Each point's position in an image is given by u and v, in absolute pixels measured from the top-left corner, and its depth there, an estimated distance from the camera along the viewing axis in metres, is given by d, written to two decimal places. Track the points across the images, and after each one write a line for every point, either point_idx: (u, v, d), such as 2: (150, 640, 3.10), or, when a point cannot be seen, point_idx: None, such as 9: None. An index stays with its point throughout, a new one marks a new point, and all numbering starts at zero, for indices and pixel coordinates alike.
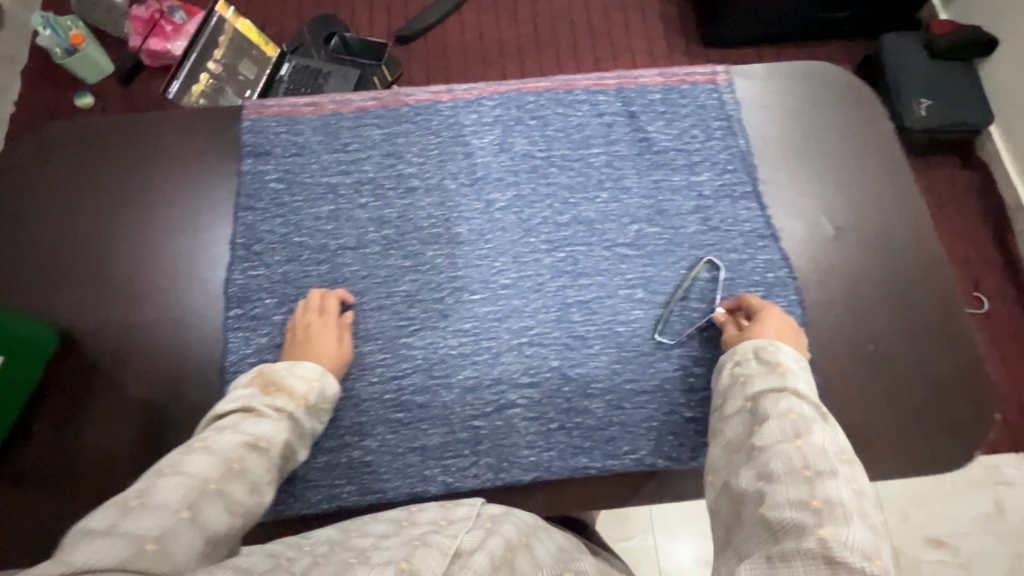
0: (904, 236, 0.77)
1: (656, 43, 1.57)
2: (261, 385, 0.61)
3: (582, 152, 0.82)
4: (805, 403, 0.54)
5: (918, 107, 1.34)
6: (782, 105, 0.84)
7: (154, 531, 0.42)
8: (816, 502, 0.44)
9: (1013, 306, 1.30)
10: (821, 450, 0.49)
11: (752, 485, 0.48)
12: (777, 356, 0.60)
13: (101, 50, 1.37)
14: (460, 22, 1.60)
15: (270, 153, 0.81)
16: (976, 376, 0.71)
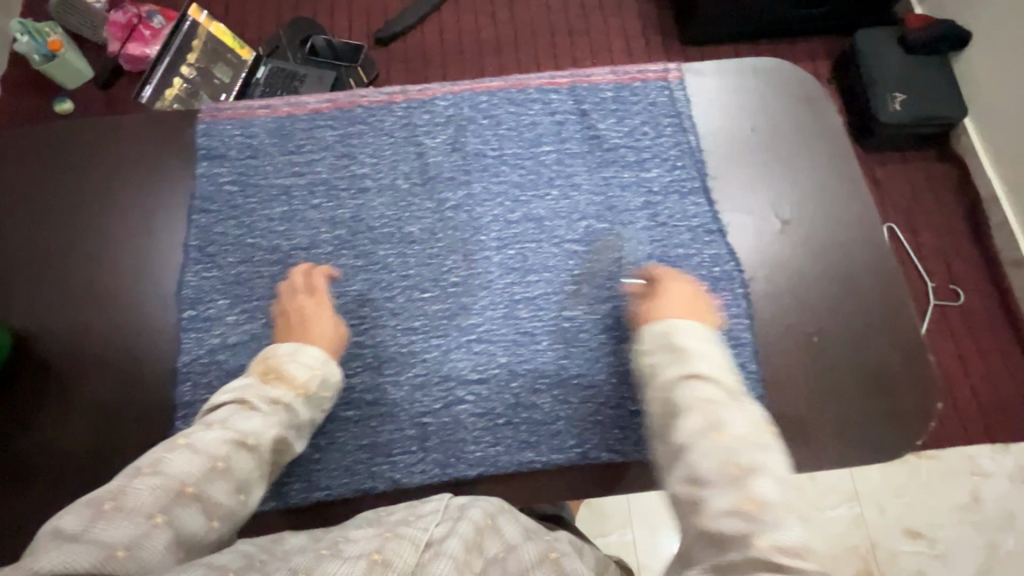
0: (853, 227, 0.78)
1: (632, 41, 1.57)
2: (262, 372, 0.63)
3: (533, 150, 0.83)
4: (713, 385, 0.54)
5: (892, 102, 1.35)
6: (731, 101, 0.85)
7: (124, 539, 0.43)
8: (749, 505, 0.45)
9: (986, 298, 1.31)
10: (743, 441, 0.49)
11: (685, 490, 0.49)
12: (679, 339, 0.59)
13: (80, 57, 1.39)
14: (438, 22, 1.60)
15: (224, 156, 0.82)
16: (921, 368, 0.72)
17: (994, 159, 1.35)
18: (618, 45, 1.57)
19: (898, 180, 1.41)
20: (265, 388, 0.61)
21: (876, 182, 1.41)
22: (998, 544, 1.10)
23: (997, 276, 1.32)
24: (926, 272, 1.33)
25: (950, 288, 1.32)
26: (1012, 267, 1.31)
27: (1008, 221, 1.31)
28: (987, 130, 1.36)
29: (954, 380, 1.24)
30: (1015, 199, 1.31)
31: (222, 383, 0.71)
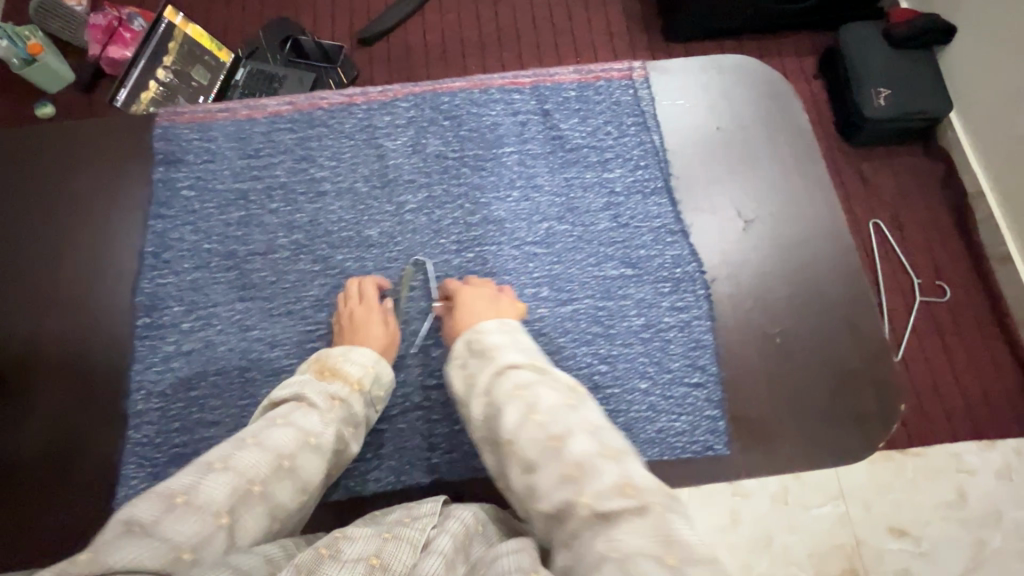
0: (818, 225, 0.77)
1: (618, 37, 1.54)
2: (318, 370, 0.63)
3: (495, 151, 0.82)
4: (523, 370, 0.56)
5: (876, 97, 1.33)
6: (698, 98, 0.83)
7: (191, 538, 0.43)
8: (571, 468, 0.48)
9: (973, 294, 1.29)
10: (554, 411, 0.52)
11: (521, 481, 0.50)
12: (485, 340, 0.60)
13: (61, 60, 1.36)
14: (422, 22, 1.57)
15: (181, 160, 0.81)
16: (886, 369, 0.70)
17: (980, 155, 1.33)
18: (603, 43, 1.55)
19: (885, 176, 1.39)
20: (324, 386, 0.61)
21: (862, 178, 1.39)
22: (985, 540, 1.09)
23: (984, 272, 1.30)
24: (913, 269, 1.31)
25: (937, 285, 1.30)
26: (999, 262, 1.29)
27: (994, 216, 1.30)
28: (972, 125, 1.34)
29: (940, 378, 1.23)
30: (1000, 195, 1.30)
31: (176, 391, 0.70)
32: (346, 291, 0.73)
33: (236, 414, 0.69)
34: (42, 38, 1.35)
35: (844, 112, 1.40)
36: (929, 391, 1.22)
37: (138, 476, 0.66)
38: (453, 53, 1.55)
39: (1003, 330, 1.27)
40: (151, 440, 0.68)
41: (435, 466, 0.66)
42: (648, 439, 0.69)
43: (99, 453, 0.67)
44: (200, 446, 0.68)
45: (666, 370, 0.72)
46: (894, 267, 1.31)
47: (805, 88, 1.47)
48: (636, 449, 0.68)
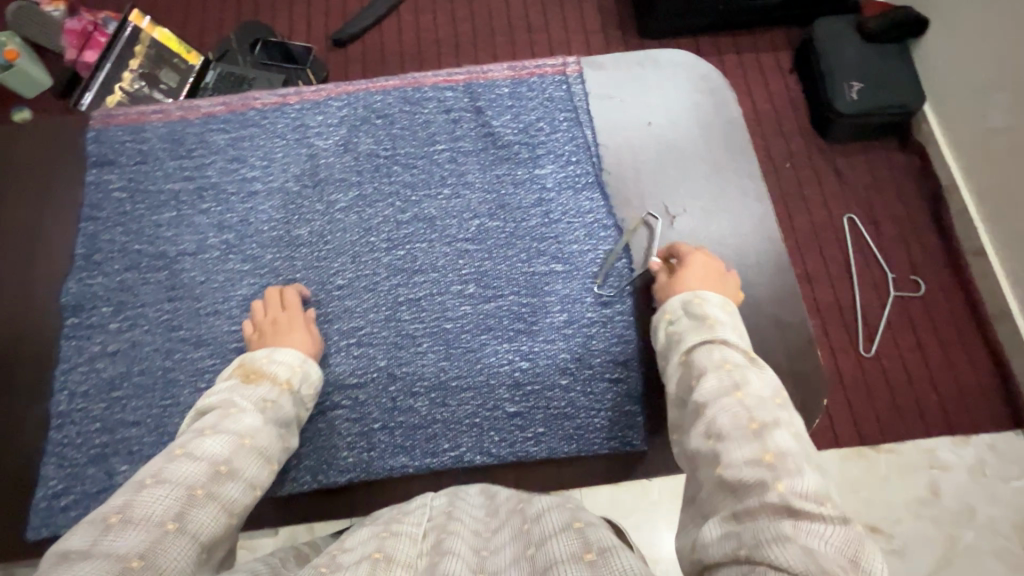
0: (749, 220, 0.77)
1: (593, 35, 1.51)
2: (241, 375, 0.61)
3: (426, 150, 0.82)
4: (736, 351, 0.55)
5: (849, 91, 1.31)
6: (632, 94, 0.84)
7: (137, 548, 0.41)
8: (768, 456, 0.44)
9: (945, 289, 1.27)
10: (762, 399, 0.49)
11: (707, 446, 0.48)
12: (704, 309, 0.60)
13: (38, 65, 1.35)
14: (398, 23, 1.53)
15: (115, 162, 0.81)
16: (808, 365, 0.70)
17: (955, 148, 1.31)
18: (577, 40, 1.52)
19: (859, 170, 1.37)
20: (250, 389, 0.60)
21: (836, 173, 1.37)
22: (957, 536, 1.08)
23: (959, 267, 1.28)
24: (887, 263, 1.29)
25: (911, 280, 1.28)
26: (973, 255, 1.27)
27: (968, 210, 1.27)
28: (948, 118, 1.32)
29: (914, 372, 1.21)
30: (975, 187, 1.27)
31: (99, 392, 0.70)
32: (263, 299, 0.73)
33: (157, 414, 0.69)
34: (20, 43, 1.34)
35: (817, 107, 1.38)
36: (903, 385, 1.20)
37: (57, 476, 0.67)
38: (429, 54, 1.51)
39: (978, 325, 1.25)
40: (73, 441, 0.68)
41: (353, 464, 0.67)
42: (567, 435, 0.69)
43: (28, 450, 0.69)
44: (120, 446, 0.68)
45: (588, 366, 0.71)
46: (869, 263, 1.29)
47: (779, 82, 1.45)
48: (555, 446, 0.68)
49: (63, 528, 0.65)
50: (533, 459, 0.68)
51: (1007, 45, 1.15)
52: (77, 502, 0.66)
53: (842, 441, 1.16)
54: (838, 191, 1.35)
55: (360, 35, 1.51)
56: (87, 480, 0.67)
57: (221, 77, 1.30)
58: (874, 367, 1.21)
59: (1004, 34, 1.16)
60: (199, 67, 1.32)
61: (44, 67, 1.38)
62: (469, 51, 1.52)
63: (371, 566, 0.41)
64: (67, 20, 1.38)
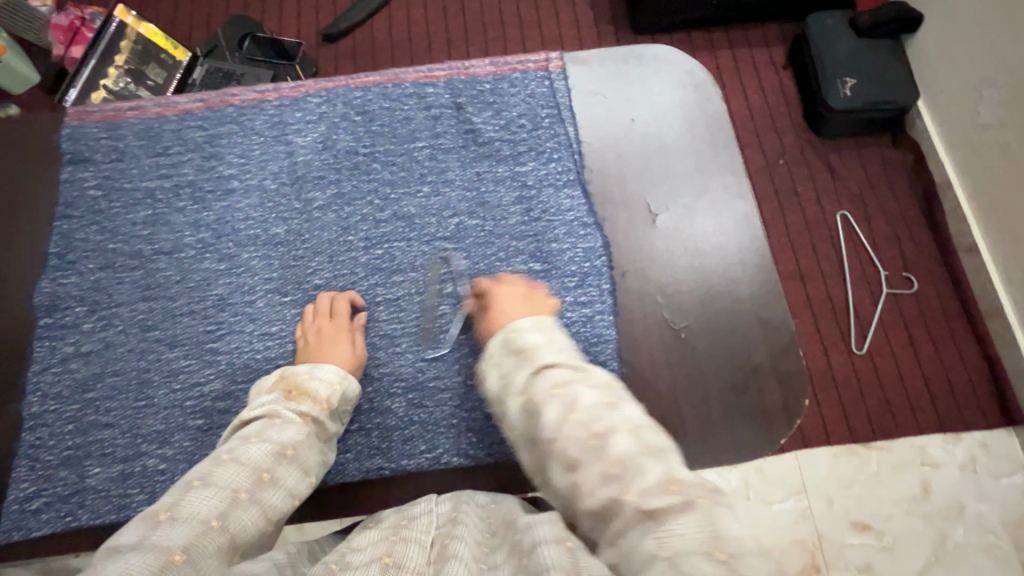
0: (732, 218, 0.76)
1: (585, 31, 1.49)
2: (284, 389, 0.60)
3: (406, 146, 0.81)
4: (560, 369, 0.51)
5: (842, 87, 1.30)
6: (615, 90, 0.82)
7: (181, 542, 0.42)
8: (614, 467, 0.45)
9: (937, 286, 1.26)
10: (595, 407, 0.48)
11: (564, 480, 0.47)
12: (521, 341, 0.54)
13: (23, 59, 1.31)
14: (389, 18, 1.52)
15: (90, 160, 0.80)
16: (790, 363, 0.70)
17: (948, 145, 1.30)
18: (569, 35, 1.50)
19: (853, 168, 1.36)
20: (292, 404, 0.59)
21: (830, 169, 1.36)
22: (947, 534, 1.08)
23: (953, 265, 1.27)
24: (880, 261, 1.28)
25: (904, 277, 1.27)
26: (966, 253, 1.26)
27: (961, 207, 1.27)
28: (941, 114, 1.31)
29: (907, 371, 1.20)
30: (968, 184, 1.26)
31: (72, 393, 0.69)
32: (313, 305, 0.72)
33: (130, 415, 0.68)
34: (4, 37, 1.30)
35: (810, 104, 1.37)
36: (895, 384, 1.19)
37: (29, 478, 0.66)
38: (420, 48, 1.49)
39: (969, 322, 1.24)
40: (45, 442, 0.68)
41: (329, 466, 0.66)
42: None
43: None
44: (92, 448, 0.67)
45: None
46: (862, 260, 1.28)
47: (772, 78, 1.44)
48: None
49: (34, 531, 0.65)
50: (510, 460, 0.67)
51: (1003, 40, 1.13)
52: (48, 506, 0.65)
53: (833, 439, 1.15)
54: (830, 188, 1.34)
55: (350, 30, 1.49)
56: (59, 482, 0.66)
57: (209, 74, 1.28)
58: (865, 365, 1.21)
59: (1001, 30, 1.14)
60: (187, 63, 1.30)
61: (30, 62, 1.35)
62: (461, 46, 1.50)
63: (382, 571, 0.43)
64: (53, 15, 1.36)
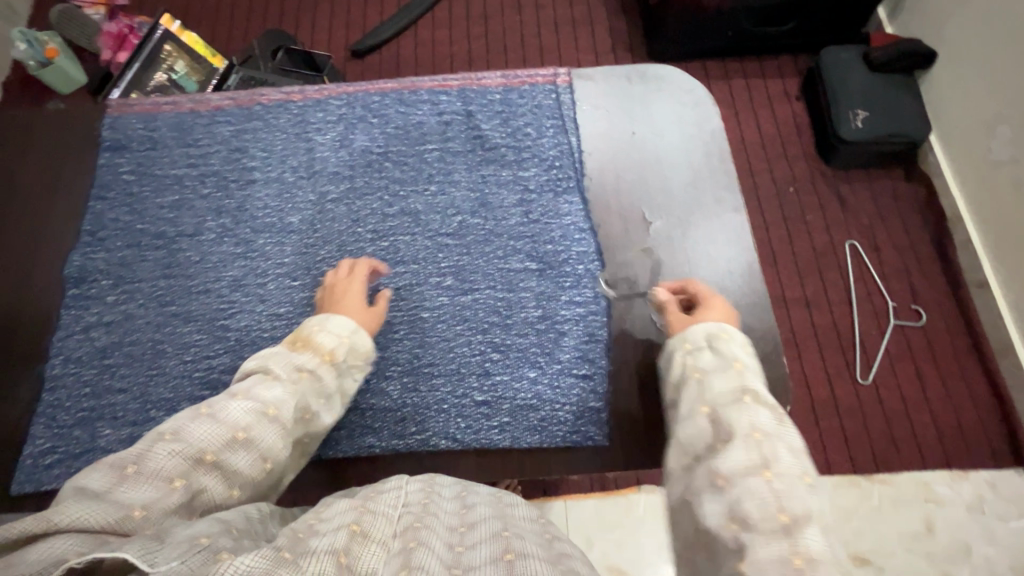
0: (727, 231, 0.79)
1: (602, 55, 1.56)
2: (291, 342, 0.63)
3: (417, 148, 0.86)
4: (765, 413, 0.53)
5: (851, 118, 1.33)
6: (618, 106, 0.87)
7: (143, 499, 0.45)
8: (798, 560, 0.43)
9: (945, 318, 1.26)
10: (789, 481, 0.48)
11: (726, 528, 0.47)
12: (731, 348, 0.59)
13: (75, 62, 1.42)
14: (415, 35, 1.60)
15: (126, 148, 0.87)
16: (776, 372, 0.72)
17: (959, 180, 1.31)
18: (586, 58, 1.57)
19: (861, 197, 1.38)
20: (296, 355, 0.61)
21: (838, 198, 1.38)
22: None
23: (960, 299, 1.27)
24: (887, 291, 1.29)
25: (911, 308, 1.27)
26: (975, 287, 1.26)
27: (973, 241, 1.27)
28: (953, 150, 1.32)
29: (910, 400, 1.20)
30: (979, 220, 1.27)
31: (92, 358, 0.75)
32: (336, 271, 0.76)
33: (143, 382, 0.73)
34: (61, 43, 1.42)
35: (821, 132, 1.40)
36: (897, 413, 1.19)
37: (44, 436, 0.71)
38: (441, 66, 1.57)
39: (979, 357, 1.23)
40: (63, 403, 0.73)
41: (324, 441, 0.70)
42: (530, 426, 0.71)
43: (18, 409, 0.74)
44: (105, 411, 0.72)
45: (557, 361, 0.73)
46: (868, 287, 1.29)
47: (782, 106, 1.48)
48: (518, 437, 0.70)
49: (45, 485, 0.69)
50: (496, 447, 0.70)
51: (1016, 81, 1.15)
52: (61, 462, 0.70)
53: (833, 467, 1.15)
54: (836, 214, 1.36)
55: (378, 46, 1.58)
56: (71, 440, 0.71)
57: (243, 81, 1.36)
58: (866, 390, 1.21)
59: (1015, 72, 1.15)
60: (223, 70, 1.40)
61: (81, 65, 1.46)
62: (481, 65, 1.57)
63: (348, 537, 0.45)
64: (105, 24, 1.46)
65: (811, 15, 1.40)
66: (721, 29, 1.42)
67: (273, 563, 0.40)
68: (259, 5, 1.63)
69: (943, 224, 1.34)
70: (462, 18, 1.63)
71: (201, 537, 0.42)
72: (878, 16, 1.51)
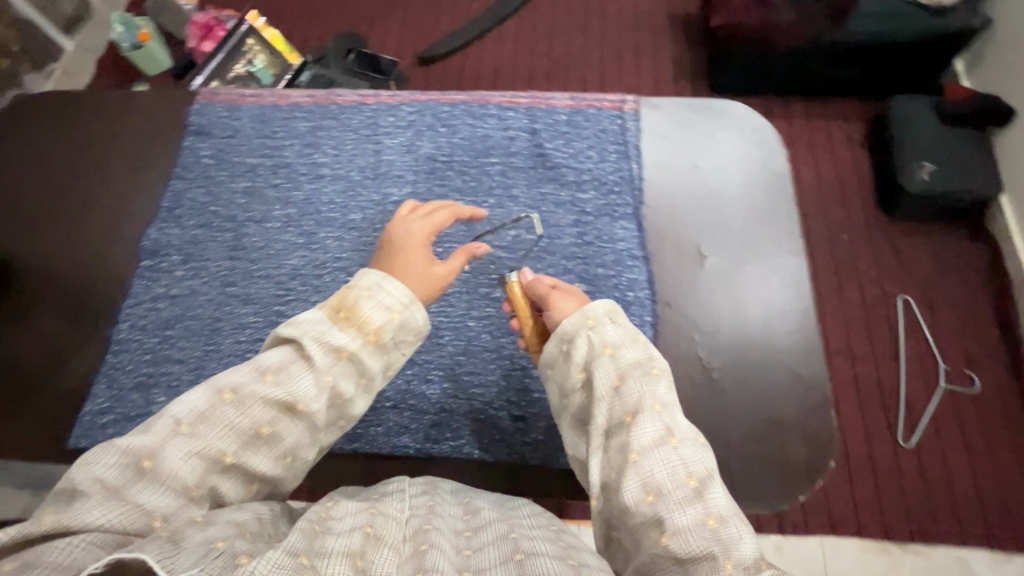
0: (780, 273, 0.78)
1: (664, 84, 1.56)
2: (336, 307, 0.55)
3: (480, 160, 0.88)
4: (661, 381, 0.55)
5: (917, 171, 1.29)
6: (682, 137, 0.87)
7: (163, 508, 0.46)
8: (712, 521, 0.47)
9: (1001, 389, 1.20)
10: (691, 445, 0.51)
11: (644, 505, 0.48)
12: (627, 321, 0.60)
13: (163, 48, 1.52)
14: (479, 48, 1.64)
15: (209, 133, 0.92)
16: (821, 425, 0.71)
17: None
18: (648, 85, 1.57)
19: (921, 252, 1.32)
20: (340, 326, 0.54)
21: (896, 250, 1.33)
22: None
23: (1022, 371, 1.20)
24: (940, 352, 1.23)
25: (965, 373, 1.21)
26: None
27: None
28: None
29: (955, 470, 1.14)
30: None
31: (155, 327, 0.79)
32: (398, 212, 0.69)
33: (199, 356, 0.76)
34: (153, 28, 1.52)
35: (883, 181, 1.36)
36: (941, 482, 1.13)
37: (103, 395, 0.76)
38: (502, 80, 1.60)
39: None
40: (125, 367, 0.77)
41: (361, 436, 0.72)
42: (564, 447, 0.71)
43: (84, 367, 0.79)
44: (161, 380, 0.75)
45: None
46: (919, 347, 1.24)
47: (846, 151, 1.44)
48: (551, 456, 0.70)
49: (99, 443, 0.73)
50: (528, 463, 0.71)
51: None
52: (116, 422, 0.74)
53: (863, 529, 1.09)
54: (893, 267, 1.32)
55: (443, 56, 1.63)
56: (128, 404, 0.75)
57: (314, 79, 1.42)
58: (908, 454, 1.15)
59: None
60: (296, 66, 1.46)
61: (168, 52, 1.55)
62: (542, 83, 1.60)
63: (363, 539, 0.46)
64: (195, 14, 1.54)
65: (886, 62, 1.36)
66: (790, 68, 1.40)
67: (293, 572, 0.40)
68: (338, 8, 1.71)
69: (1008, 291, 1.27)
70: (527, 35, 1.66)
71: (217, 541, 0.43)
72: (956, 68, 1.46)
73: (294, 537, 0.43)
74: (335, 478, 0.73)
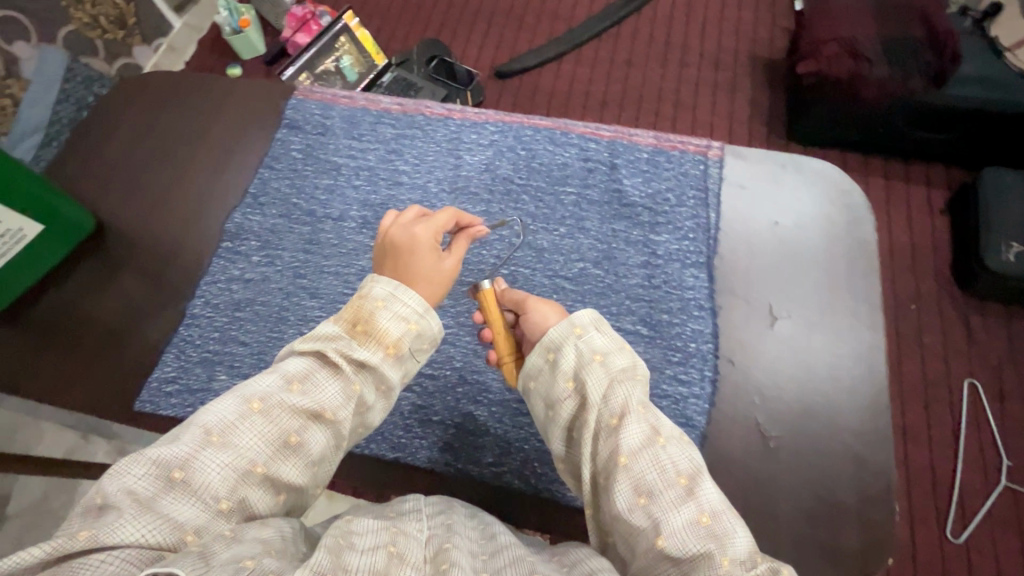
0: (853, 346, 0.74)
1: (741, 126, 1.53)
2: (350, 322, 0.55)
3: (556, 189, 0.88)
4: (643, 387, 0.54)
5: (1005, 253, 1.20)
6: (766, 191, 0.85)
7: (194, 521, 0.45)
8: (705, 518, 0.46)
9: None
10: (676, 443, 0.51)
11: (638, 512, 0.48)
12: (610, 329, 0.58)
13: (260, 37, 1.61)
14: (559, 70, 1.66)
15: (301, 128, 0.96)
16: (881, 513, 0.67)
17: None
18: (725, 127, 1.55)
19: (998, 338, 1.24)
20: (359, 339, 0.54)
21: (971, 332, 1.25)
22: None
23: None
24: (1005, 447, 1.14)
25: None
26: None
27: None
28: None
29: None
30: None
31: (224, 308, 0.82)
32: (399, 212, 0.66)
33: (262, 343, 0.79)
34: (253, 16, 1.60)
35: (963, 258, 1.28)
36: None
37: (172, 364, 0.80)
38: (577, 103, 1.60)
39: None
40: (193, 341, 0.81)
41: (405, 446, 0.73)
42: None
43: (157, 334, 0.83)
44: (224, 358, 0.79)
45: None
46: (983, 439, 1.15)
47: (930, 221, 1.37)
48: None
49: (160, 410, 0.77)
50: (567, 503, 0.69)
51: None
52: (178, 392, 0.77)
53: None
54: (966, 351, 1.23)
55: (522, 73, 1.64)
56: (191, 377, 0.78)
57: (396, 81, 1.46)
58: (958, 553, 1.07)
59: None
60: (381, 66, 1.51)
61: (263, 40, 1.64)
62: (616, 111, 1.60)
63: (386, 559, 0.45)
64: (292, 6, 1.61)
65: (983, 134, 1.29)
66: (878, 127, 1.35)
67: None
68: (429, 16, 1.76)
69: None
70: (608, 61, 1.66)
71: (245, 560, 0.42)
72: None
73: (319, 555, 0.42)
74: (373, 482, 0.74)
